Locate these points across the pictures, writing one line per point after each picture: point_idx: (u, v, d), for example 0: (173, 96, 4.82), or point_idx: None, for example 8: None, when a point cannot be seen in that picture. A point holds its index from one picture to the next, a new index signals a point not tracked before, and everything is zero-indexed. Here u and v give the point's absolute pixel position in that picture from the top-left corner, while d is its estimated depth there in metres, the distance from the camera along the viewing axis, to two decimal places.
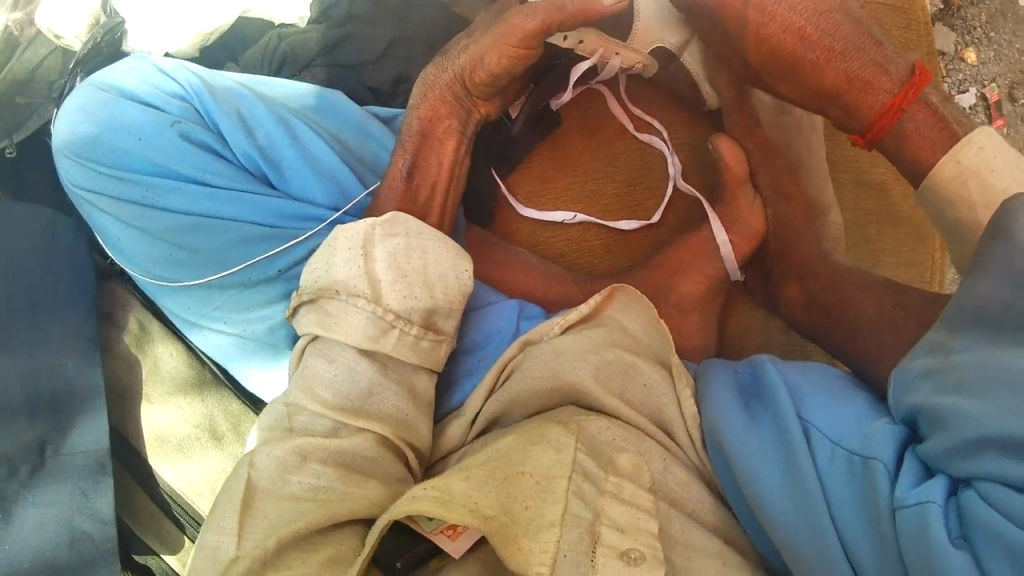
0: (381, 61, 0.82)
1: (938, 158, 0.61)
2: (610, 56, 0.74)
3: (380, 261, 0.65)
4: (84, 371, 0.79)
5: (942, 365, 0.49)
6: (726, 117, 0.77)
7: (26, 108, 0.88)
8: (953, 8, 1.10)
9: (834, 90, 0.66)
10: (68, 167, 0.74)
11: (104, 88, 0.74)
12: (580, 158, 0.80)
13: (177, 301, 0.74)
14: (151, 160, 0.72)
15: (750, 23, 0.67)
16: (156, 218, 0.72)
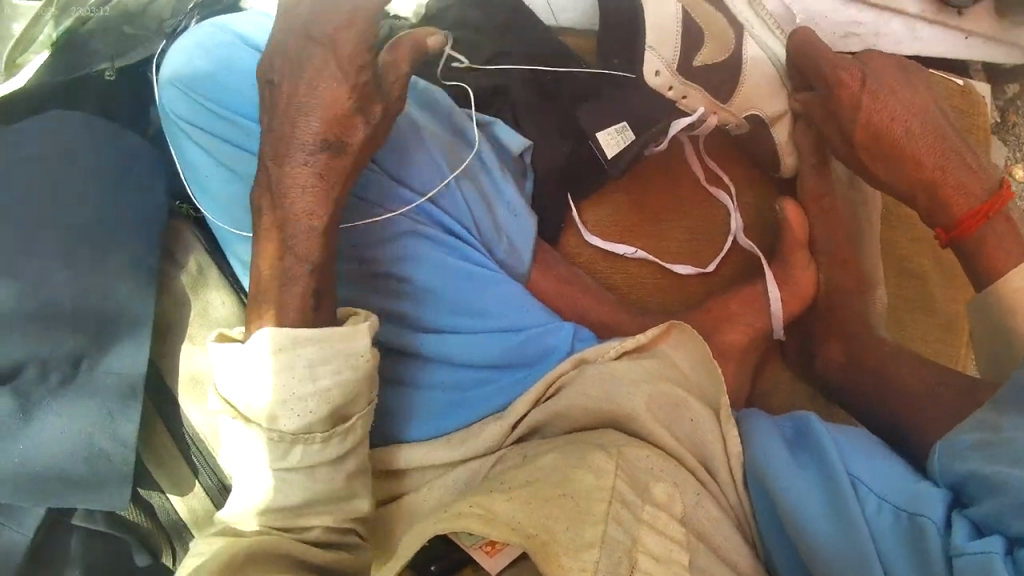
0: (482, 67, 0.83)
1: (1009, 270, 0.70)
2: (709, 112, 0.79)
3: (283, 382, 0.59)
4: (135, 297, 0.79)
5: (992, 439, 0.54)
6: (801, 179, 0.83)
7: (133, 39, 0.91)
8: (1008, 124, 1.04)
9: (931, 186, 0.74)
10: (171, 96, 0.79)
11: (224, 32, 0.81)
12: (650, 196, 0.83)
13: (247, 251, 0.81)
14: (257, 107, 0.79)
15: (864, 113, 0.74)
16: (248, 161, 0.79)
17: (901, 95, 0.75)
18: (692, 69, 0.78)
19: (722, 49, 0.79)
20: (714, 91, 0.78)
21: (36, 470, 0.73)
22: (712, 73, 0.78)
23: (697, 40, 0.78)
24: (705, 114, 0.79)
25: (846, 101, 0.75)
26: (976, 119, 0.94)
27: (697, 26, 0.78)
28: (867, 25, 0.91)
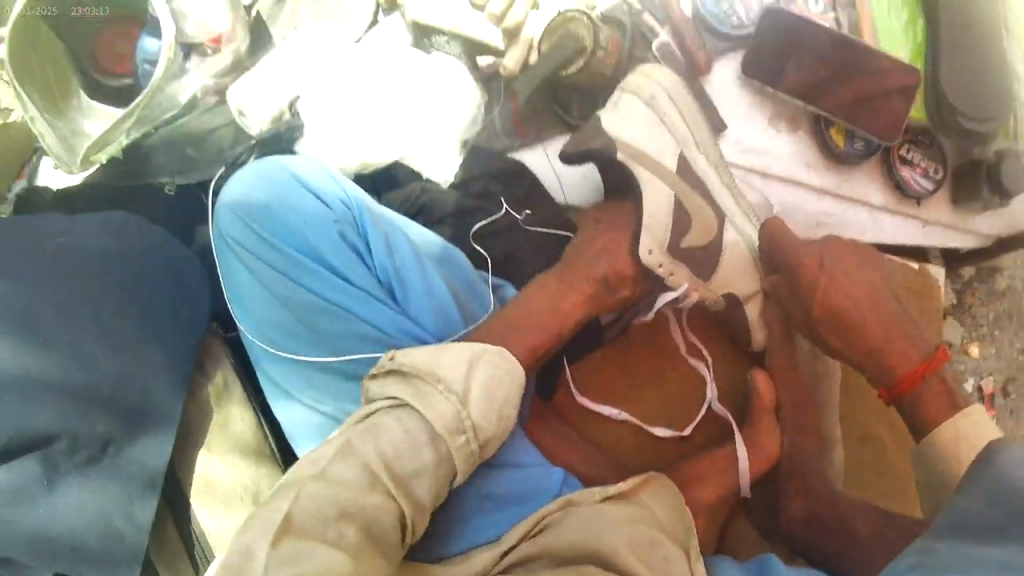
0: (500, 236, 0.97)
1: (943, 422, 0.81)
2: (690, 290, 0.91)
3: (478, 381, 0.77)
4: (170, 396, 0.87)
5: (924, 563, 0.59)
6: (769, 353, 0.95)
7: (195, 161, 1.09)
8: (965, 306, 1.30)
9: (876, 354, 0.87)
10: (229, 222, 0.90)
11: (286, 174, 0.91)
12: (634, 368, 0.98)
13: (274, 367, 0.91)
14: (306, 242, 0.89)
15: (817, 289, 0.88)
16: (290, 287, 0.89)
17: (852, 275, 0.89)
18: (678, 251, 0.88)
19: (706, 235, 0.89)
20: (696, 271, 0.89)
21: (53, 535, 0.78)
22: (696, 254, 0.89)
23: (684, 228, 0.88)
24: (688, 291, 0.91)
25: (805, 280, 0.88)
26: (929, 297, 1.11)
27: (686, 214, 0.88)
28: (835, 214, 1.05)
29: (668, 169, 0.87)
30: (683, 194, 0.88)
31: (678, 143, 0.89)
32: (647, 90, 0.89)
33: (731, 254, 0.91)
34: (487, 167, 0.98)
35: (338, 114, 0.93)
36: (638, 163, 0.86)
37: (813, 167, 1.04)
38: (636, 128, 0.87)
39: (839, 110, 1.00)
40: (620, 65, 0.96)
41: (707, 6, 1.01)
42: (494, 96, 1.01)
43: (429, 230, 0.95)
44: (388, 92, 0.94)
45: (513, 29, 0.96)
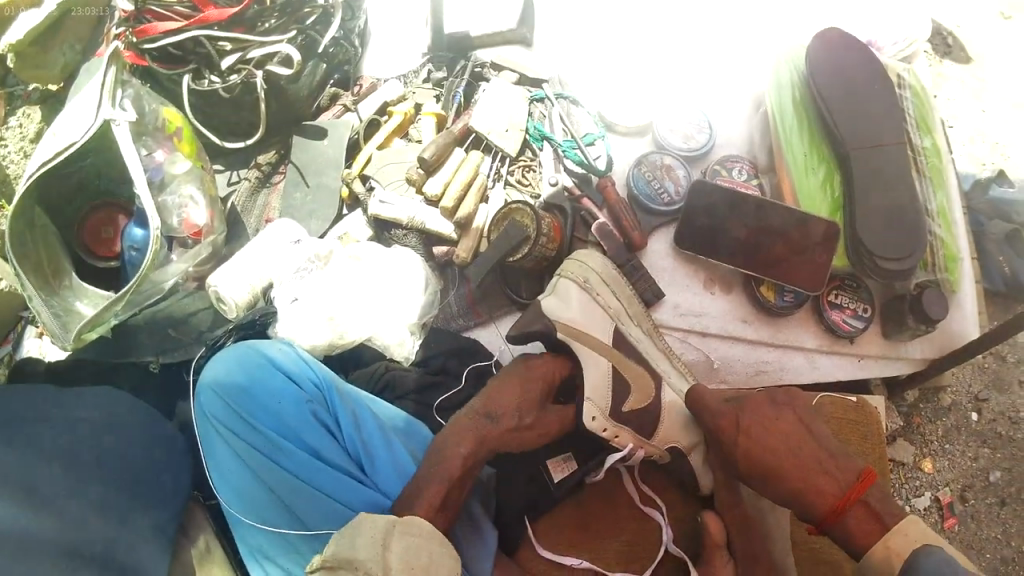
0: (458, 409, 1.05)
1: (874, 544, 0.86)
2: (636, 447, 0.98)
3: (396, 555, 0.80)
4: (153, 561, 0.93)
5: None
6: (717, 496, 1.02)
7: (175, 340, 1.20)
8: (914, 426, 1.39)
9: (800, 493, 0.91)
10: (209, 402, 0.98)
11: (263, 359, 1.00)
12: (592, 518, 1.03)
13: (253, 537, 0.96)
14: (283, 422, 0.97)
15: (735, 442, 0.94)
16: (268, 466, 0.95)
17: (766, 421, 0.95)
18: (621, 415, 0.97)
19: (644, 399, 0.98)
20: (639, 429, 0.98)
21: None
22: (639, 416, 0.98)
23: (623, 394, 0.97)
24: (633, 448, 0.98)
25: (728, 436, 0.95)
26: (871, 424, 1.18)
27: (625, 382, 0.97)
28: (774, 360, 1.14)
29: (603, 341, 0.97)
30: (620, 364, 0.97)
31: (613, 318, 1.00)
32: (581, 274, 1.00)
33: (669, 412, 1.00)
34: (439, 348, 1.09)
35: (311, 303, 1.07)
36: (575, 340, 0.95)
37: (749, 322, 1.13)
38: (571, 307, 0.97)
39: (762, 269, 1.09)
40: (561, 250, 1.06)
41: (639, 186, 1.13)
42: (449, 281, 1.14)
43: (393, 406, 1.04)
44: (354, 283, 1.08)
45: (468, 216, 1.06)
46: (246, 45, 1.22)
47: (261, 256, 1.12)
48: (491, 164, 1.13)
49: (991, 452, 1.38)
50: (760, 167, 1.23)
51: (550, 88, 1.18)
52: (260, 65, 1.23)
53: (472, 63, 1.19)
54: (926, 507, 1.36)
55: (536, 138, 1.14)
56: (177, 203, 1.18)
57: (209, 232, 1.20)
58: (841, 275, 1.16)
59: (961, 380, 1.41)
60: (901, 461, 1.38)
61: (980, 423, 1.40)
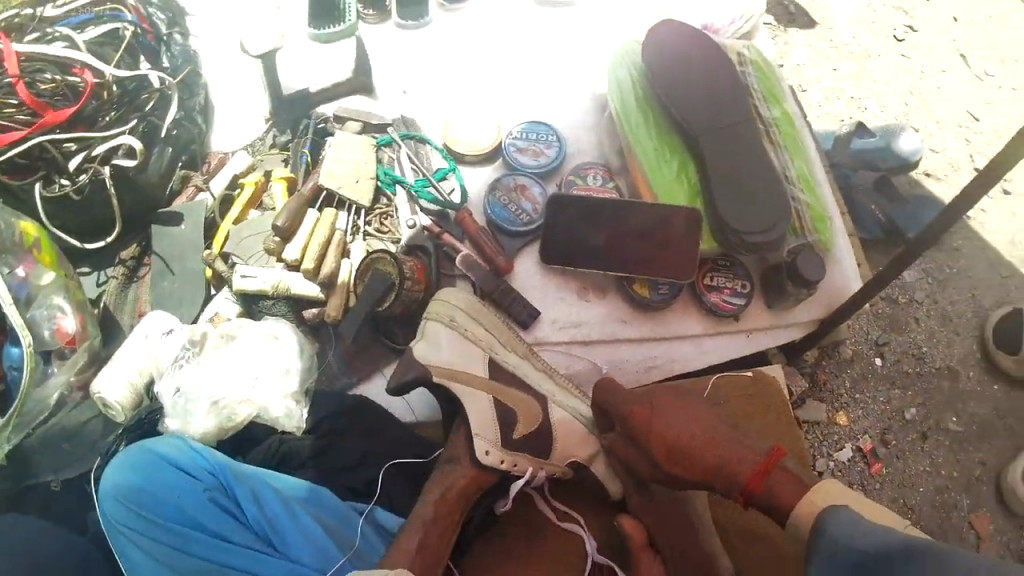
0: (360, 467, 1.05)
1: (796, 503, 0.80)
2: (536, 470, 1.03)
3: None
4: None
5: None
6: (629, 500, 1.05)
7: (70, 454, 1.19)
8: (820, 384, 1.44)
9: (719, 467, 0.88)
10: (109, 509, 0.94)
11: (152, 455, 0.98)
12: (515, 543, 1.04)
13: None
14: (183, 513, 0.95)
15: (648, 429, 0.96)
16: (177, 560, 0.93)
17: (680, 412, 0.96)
18: (513, 443, 1.02)
19: (533, 421, 1.04)
20: (535, 452, 1.03)
21: None
22: (530, 441, 1.03)
23: (511, 420, 1.03)
24: (534, 471, 1.03)
25: (640, 426, 0.97)
26: (774, 393, 1.21)
27: (509, 409, 1.03)
28: (661, 354, 1.16)
29: (480, 375, 1.02)
30: (500, 394, 1.03)
31: (486, 351, 1.05)
32: (447, 313, 1.05)
33: (561, 428, 1.05)
34: (332, 405, 1.08)
35: (195, 386, 1.07)
36: (451, 381, 1.00)
37: (630, 321, 1.15)
38: (441, 349, 1.02)
39: (632, 267, 1.11)
40: (429, 289, 1.09)
41: (497, 211, 1.15)
42: (325, 342, 1.14)
43: (295, 475, 1.03)
44: (230, 359, 1.09)
45: (331, 276, 1.08)
46: (89, 141, 1.22)
47: (140, 354, 1.12)
48: (348, 218, 1.14)
49: (902, 393, 1.45)
50: (613, 169, 1.25)
51: (396, 129, 1.20)
52: (105, 160, 1.22)
53: (314, 121, 1.22)
54: (850, 458, 1.40)
55: (388, 184, 1.16)
56: (46, 314, 1.15)
57: (83, 338, 1.18)
58: (713, 257, 1.19)
59: (859, 331, 1.48)
60: (814, 420, 1.41)
61: (885, 368, 1.46)
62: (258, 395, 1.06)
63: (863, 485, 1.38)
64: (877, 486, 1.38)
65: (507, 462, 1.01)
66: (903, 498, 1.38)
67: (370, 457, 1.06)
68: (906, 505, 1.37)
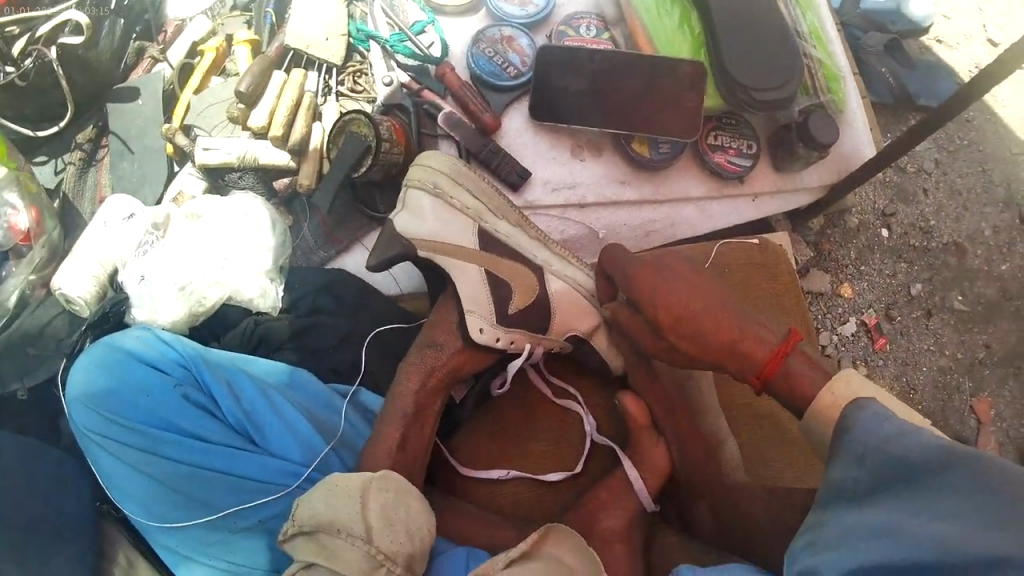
0: (340, 347, 0.98)
1: (818, 393, 0.75)
2: (534, 347, 0.95)
3: (374, 509, 0.80)
4: None
5: (813, 534, 0.64)
6: (630, 373, 0.98)
7: (36, 359, 1.08)
8: (825, 254, 1.34)
9: (732, 345, 0.81)
10: (79, 414, 0.87)
11: (119, 353, 0.90)
12: (508, 422, 0.96)
13: (169, 539, 0.86)
14: (156, 415, 0.87)
15: (652, 299, 0.83)
16: (158, 468, 0.85)
17: (686, 275, 0.85)
18: (510, 319, 0.93)
19: (529, 294, 0.94)
20: (532, 328, 0.94)
21: None
22: (527, 315, 0.94)
23: (506, 294, 0.93)
24: (532, 347, 0.95)
25: (639, 285, 0.85)
26: (781, 264, 1.09)
27: (502, 282, 0.94)
28: (661, 219, 1.08)
29: (470, 248, 0.92)
30: (491, 264, 0.93)
31: (474, 221, 0.94)
32: (429, 180, 0.94)
33: (560, 302, 0.95)
34: (313, 282, 1.01)
35: (162, 273, 1.00)
36: (438, 254, 0.91)
37: (627, 183, 1.07)
38: (425, 220, 0.92)
39: (631, 125, 1.02)
40: (410, 153, 1.01)
41: (481, 65, 1.05)
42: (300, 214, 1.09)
43: (274, 359, 0.96)
44: (201, 242, 1.02)
45: (300, 142, 1.04)
46: (31, 22, 1.09)
47: (103, 246, 1.05)
48: (318, 78, 1.09)
49: (908, 267, 1.36)
50: (608, 20, 1.13)
51: None
52: (50, 41, 1.09)
53: None
54: (854, 333, 1.33)
55: (361, 40, 1.09)
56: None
57: (40, 233, 1.09)
58: (716, 115, 1.08)
59: (865, 200, 1.37)
60: (819, 291, 1.33)
61: (892, 240, 1.37)
62: (234, 281, 1.00)
63: (866, 360, 1.32)
64: (880, 361, 1.32)
65: (504, 341, 0.93)
66: (905, 377, 1.32)
67: (354, 332, 0.98)
68: (908, 385, 1.32)
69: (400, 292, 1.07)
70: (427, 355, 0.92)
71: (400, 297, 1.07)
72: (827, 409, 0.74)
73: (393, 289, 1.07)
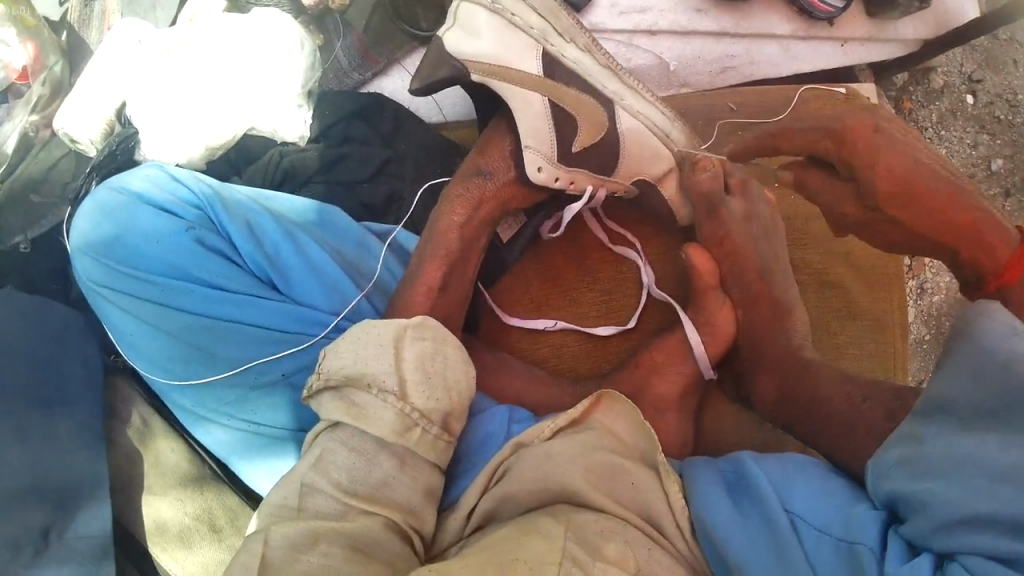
0: (375, 180, 0.89)
1: None
2: (597, 188, 0.85)
3: (409, 361, 0.71)
4: (88, 460, 0.78)
5: (912, 456, 0.57)
6: (699, 225, 0.84)
7: (40, 208, 0.94)
8: (905, 112, 1.21)
9: (964, 231, 0.76)
10: (83, 264, 0.78)
11: (123, 194, 0.79)
12: (559, 270, 0.88)
13: (184, 398, 0.78)
14: (167, 262, 0.77)
15: (880, 164, 0.78)
16: (172, 320, 0.77)
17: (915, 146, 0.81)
18: (572, 159, 0.82)
19: (596, 130, 0.82)
20: (596, 169, 0.84)
21: None
22: (590, 155, 0.83)
23: (569, 130, 0.81)
24: (594, 190, 0.85)
25: (858, 149, 0.80)
26: (868, 113, 0.92)
27: (566, 114, 0.80)
28: (742, 54, 0.99)
29: (531, 73, 0.78)
30: (555, 93, 0.79)
31: (539, 41, 0.79)
32: None
33: (631, 141, 0.82)
34: (345, 107, 0.91)
35: (167, 103, 0.88)
36: (494, 78, 0.78)
37: (703, 12, 0.98)
38: (483, 39, 0.78)
39: None
40: None
41: None
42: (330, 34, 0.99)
43: (297, 196, 0.85)
44: (219, 66, 0.90)
45: None
46: None
47: (109, 72, 0.91)
48: None
49: (991, 138, 1.21)
50: None
51: None
52: None
53: None
54: None
55: None
56: None
57: (39, 69, 0.97)
58: None
59: (952, 60, 1.21)
60: None
61: (977, 107, 1.21)
62: (260, 114, 0.90)
63: None
64: None
65: (567, 181, 0.84)
66: None
67: (393, 161, 0.90)
68: None
69: (445, 121, 0.98)
70: (474, 192, 0.82)
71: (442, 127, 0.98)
72: None
73: (436, 117, 0.98)
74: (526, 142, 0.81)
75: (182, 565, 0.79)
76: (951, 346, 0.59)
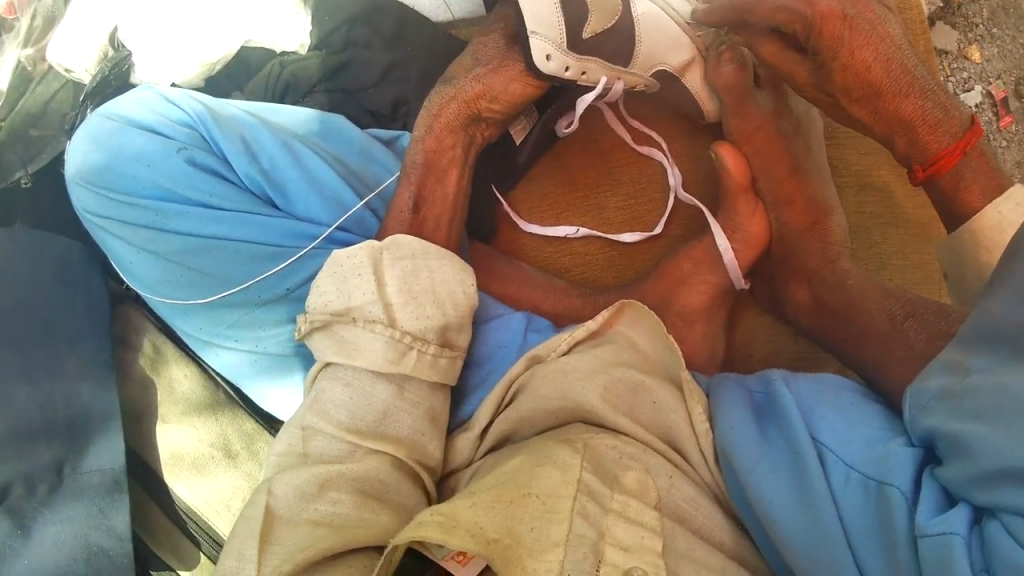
0: (380, 84, 0.85)
1: (983, 207, 0.67)
2: (612, 80, 0.77)
3: (393, 282, 0.65)
4: (100, 393, 0.74)
5: (958, 388, 0.52)
6: (727, 121, 0.78)
7: (40, 141, 0.87)
8: (953, 7, 1.12)
9: (908, 125, 0.70)
10: (78, 194, 0.74)
11: (112, 119, 0.75)
12: (580, 171, 0.83)
13: (190, 324, 0.74)
14: (160, 185, 0.73)
15: (844, 49, 0.68)
16: (169, 245, 0.73)
17: (883, 29, 0.69)
18: (585, 45, 0.73)
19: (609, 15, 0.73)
20: (611, 56, 0.75)
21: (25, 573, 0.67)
22: (604, 44, 0.74)
23: (580, 12, 0.72)
24: (609, 81, 0.77)
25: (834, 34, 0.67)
26: (911, 12, 0.83)
27: None
28: None
29: None
30: None
31: None
32: None
33: (648, 25, 0.75)
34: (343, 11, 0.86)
35: (152, 23, 0.84)
36: None
37: None
38: None
39: None
40: None
41: None
42: None
43: (297, 107, 0.81)
44: None
45: None
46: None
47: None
48: None
49: None
50: None
51: None
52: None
53: None
54: (977, 105, 1.11)
55: None
56: None
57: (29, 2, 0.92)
58: None
59: None
60: (942, 51, 1.12)
61: None
62: (255, 25, 0.86)
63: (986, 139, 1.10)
64: (1002, 141, 1.10)
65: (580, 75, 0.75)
66: None
67: (398, 65, 0.85)
68: None
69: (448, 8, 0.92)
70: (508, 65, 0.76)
71: (449, 26, 0.92)
72: (987, 229, 0.66)
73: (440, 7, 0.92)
74: (532, 30, 0.71)
75: (193, 490, 0.76)
76: (1014, 255, 0.54)
